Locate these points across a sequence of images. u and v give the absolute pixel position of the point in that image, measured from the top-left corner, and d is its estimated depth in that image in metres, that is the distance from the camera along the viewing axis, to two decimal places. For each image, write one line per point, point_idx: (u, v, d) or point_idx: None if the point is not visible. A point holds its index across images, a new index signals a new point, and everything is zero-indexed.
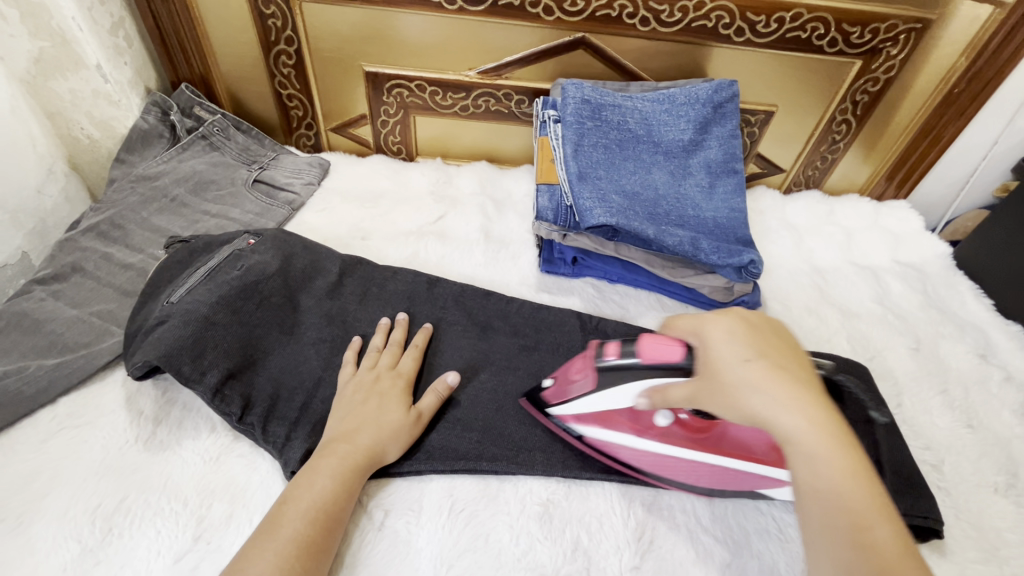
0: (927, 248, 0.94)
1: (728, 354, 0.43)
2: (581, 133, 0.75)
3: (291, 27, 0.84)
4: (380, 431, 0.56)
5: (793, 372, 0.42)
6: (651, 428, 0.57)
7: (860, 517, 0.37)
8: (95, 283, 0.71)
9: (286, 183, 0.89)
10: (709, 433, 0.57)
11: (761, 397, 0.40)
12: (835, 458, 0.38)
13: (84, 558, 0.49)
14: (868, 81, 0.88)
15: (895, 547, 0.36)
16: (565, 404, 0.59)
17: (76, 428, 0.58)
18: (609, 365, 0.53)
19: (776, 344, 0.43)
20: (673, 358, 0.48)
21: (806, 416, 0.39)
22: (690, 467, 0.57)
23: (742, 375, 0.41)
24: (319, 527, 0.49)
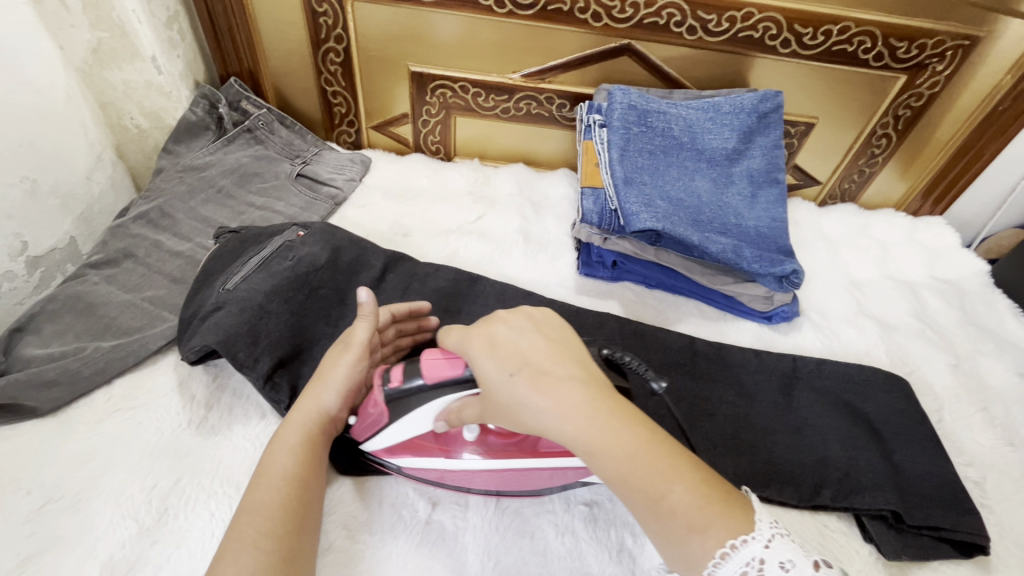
0: (965, 264, 0.93)
1: (495, 372, 0.45)
2: (627, 138, 0.76)
3: (342, 25, 0.85)
4: (320, 391, 0.53)
5: (558, 373, 0.44)
6: (465, 444, 0.55)
7: (653, 492, 0.40)
8: (145, 269, 0.73)
9: (329, 178, 0.90)
10: (523, 437, 0.54)
11: (536, 408, 0.43)
12: (616, 448, 0.41)
13: (140, 537, 0.50)
14: (912, 97, 0.88)
15: (690, 504, 0.40)
16: (375, 437, 0.55)
17: (130, 410, 0.59)
18: (396, 389, 0.52)
19: (541, 351, 0.46)
20: (457, 373, 0.50)
21: (576, 415, 0.42)
22: (521, 474, 0.55)
23: (512, 393, 0.44)
24: (288, 498, 0.47)
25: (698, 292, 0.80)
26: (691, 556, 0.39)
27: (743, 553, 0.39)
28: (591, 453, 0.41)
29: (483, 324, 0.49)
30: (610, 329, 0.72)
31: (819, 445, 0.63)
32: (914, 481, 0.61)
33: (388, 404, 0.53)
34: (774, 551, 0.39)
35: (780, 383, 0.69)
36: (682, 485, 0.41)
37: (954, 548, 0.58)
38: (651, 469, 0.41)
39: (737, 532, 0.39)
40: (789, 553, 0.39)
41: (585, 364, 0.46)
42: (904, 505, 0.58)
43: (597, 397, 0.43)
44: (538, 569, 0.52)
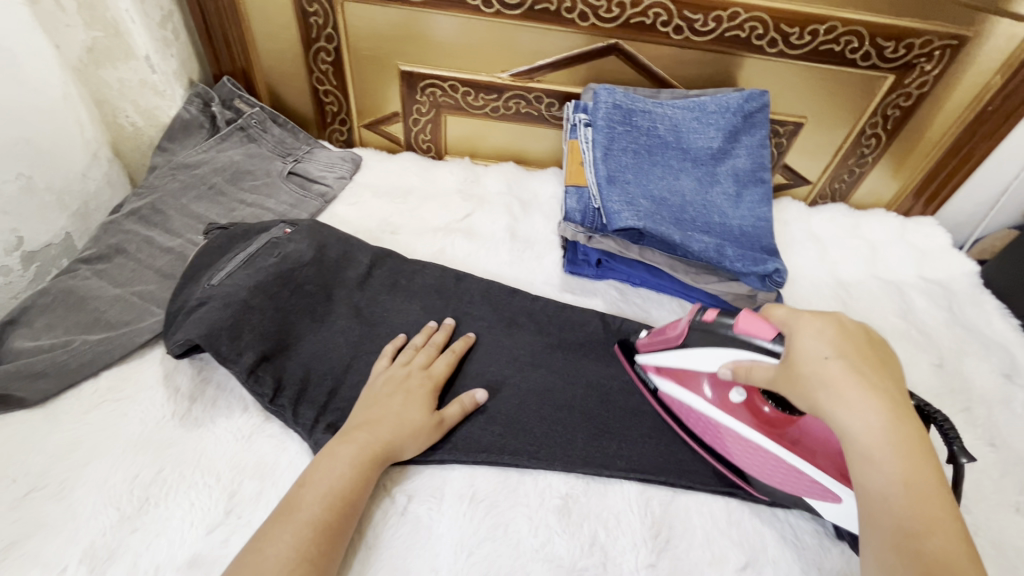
0: (953, 264, 0.93)
1: (812, 349, 0.47)
2: (611, 137, 0.76)
3: (332, 25, 0.86)
4: (401, 427, 0.57)
5: (887, 388, 0.45)
6: (723, 401, 0.60)
7: (915, 527, 0.40)
8: (136, 264, 0.74)
9: (320, 175, 0.91)
10: (784, 429, 0.57)
11: (827, 392, 0.45)
12: (893, 463, 0.42)
13: (122, 525, 0.51)
14: (901, 96, 0.88)
15: (947, 559, 0.38)
16: (654, 354, 0.65)
17: (116, 401, 0.60)
18: (704, 323, 0.59)
19: (864, 355, 0.47)
20: (764, 335, 0.52)
21: (881, 423, 0.43)
22: (747, 451, 0.58)
23: (824, 372, 0.46)
24: (336, 513, 0.50)
25: (682, 290, 0.80)
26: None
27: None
28: (869, 458, 0.43)
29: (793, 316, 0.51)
30: (593, 327, 0.73)
31: None
32: None
33: (686, 332, 0.61)
34: None
35: None
36: (942, 537, 0.40)
37: None
38: (922, 505, 0.41)
39: None
40: None
41: (903, 388, 0.46)
42: None
43: (903, 427, 0.43)
44: (510, 561, 0.53)
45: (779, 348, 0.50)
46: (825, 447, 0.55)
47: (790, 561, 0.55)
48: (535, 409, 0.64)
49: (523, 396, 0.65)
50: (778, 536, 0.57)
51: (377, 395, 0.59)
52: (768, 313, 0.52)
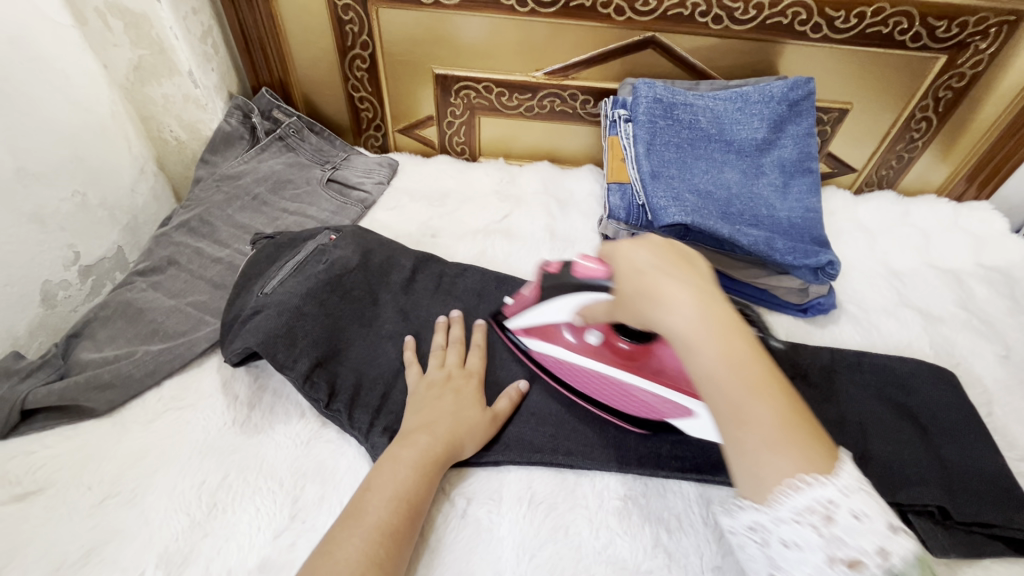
0: (1014, 250, 0.89)
1: (636, 259, 0.47)
2: (653, 132, 0.75)
3: (367, 33, 0.87)
4: (457, 426, 0.57)
5: (682, 274, 0.45)
6: (586, 348, 0.63)
7: (741, 403, 0.40)
8: (188, 276, 0.75)
9: (358, 181, 0.92)
10: (643, 362, 0.61)
11: (658, 291, 0.44)
12: (715, 345, 0.41)
13: (193, 530, 0.53)
14: (953, 77, 0.85)
15: (772, 421, 0.39)
16: (520, 316, 0.66)
17: (178, 409, 0.61)
18: (552, 276, 0.62)
19: (672, 251, 0.46)
20: (599, 278, 0.55)
21: (693, 312, 0.42)
22: (621, 389, 0.61)
23: (637, 279, 0.45)
24: (402, 517, 0.50)
25: (732, 286, 0.78)
26: (761, 470, 0.39)
27: (814, 492, 0.37)
28: (691, 347, 0.42)
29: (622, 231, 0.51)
30: None
31: (859, 439, 0.61)
32: (960, 475, 0.59)
33: (542, 289, 0.63)
34: (848, 500, 0.37)
35: (818, 376, 0.67)
36: (769, 405, 0.40)
37: (1008, 546, 0.56)
38: (744, 377, 0.40)
39: (815, 467, 0.38)
40: (863, 506, 0.37)
41: (711, 276, 0.46)
42: (953, 503, 0.56)
43: (711, 307, 0.42)
44: (574, 564, 0.52)
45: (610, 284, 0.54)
46: (677, 371, 0.59)
47: None
48: (588, 409, 0.64)
49: (574, 395, 0.65)
50: None
51: (423, 399, 0.60)
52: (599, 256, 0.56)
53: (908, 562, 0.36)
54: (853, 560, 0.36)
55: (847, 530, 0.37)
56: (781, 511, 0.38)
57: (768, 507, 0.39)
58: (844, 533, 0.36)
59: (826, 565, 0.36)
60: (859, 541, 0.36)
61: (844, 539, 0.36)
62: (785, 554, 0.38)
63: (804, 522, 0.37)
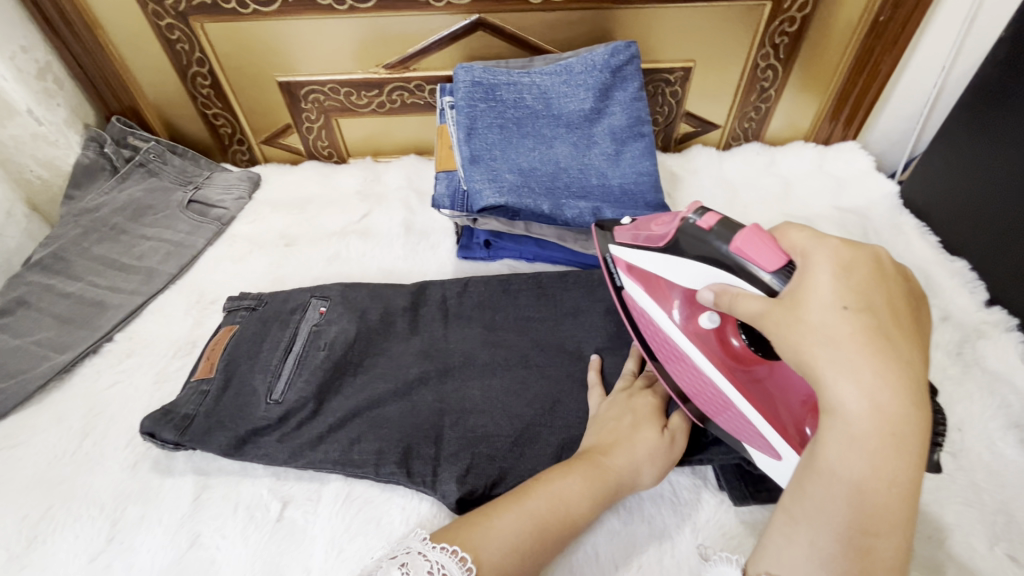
0: (872, 189, 0.89)
1: (826, 294, 0.39)
2: (473, 116, 0.75)
3: (198, 50, 0.87)
4: (637, 453, 0.53)
5: (904, 353, 0.37)
6: (690, 327, 0.55)
7: (873, 526, 0.36)
8: (37, 313, 0.76)
9: (218, 200, 0.92)
10: (747, 368, 0.54)
11: (832, 351, 0.37)
12: (881, 455, 0.35)
13: (10, 564, 0.54)
14: (785, 22, 0.84)
15: (892, 559, 0.35)
16: (630, 253, 0.59)
17: (10, 447, 0.63)
18: (697, 233, 0.51)
19: (894, 313, 0.38)
20: (765, 266, 0.45)
21: (885, 404, 0.35)
22: (700, 379, 0.55)
23: (829, 326, 0.38)
24: (558, 514, 0.48)
25: (575, 257, 0.79)
26: None
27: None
28: (857, 442, 0.36)
29: (819, 243, 0.43)
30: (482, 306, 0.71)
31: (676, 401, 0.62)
32: None
33: (674, 236, 0.53)
34: None
35: None
36: (897, 541, 0.36)
37: None
38: (888, 502, 0.35)
39: None
40: None
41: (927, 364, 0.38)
42: None
43: (911, 411, 0.35)
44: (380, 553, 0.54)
45: (779, 284, 0.44)
46: (785, 400, 0.51)
47: (666, 517, 0.55)
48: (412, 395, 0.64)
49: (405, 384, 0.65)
50: (656, 495, 0.57)
51: (604, 417, 0.57)
52: (776, 238, 0.45)
53: None
54: None
55: None
56: None
57: None
58: None
59: None
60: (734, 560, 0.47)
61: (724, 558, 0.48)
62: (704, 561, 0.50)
63: None
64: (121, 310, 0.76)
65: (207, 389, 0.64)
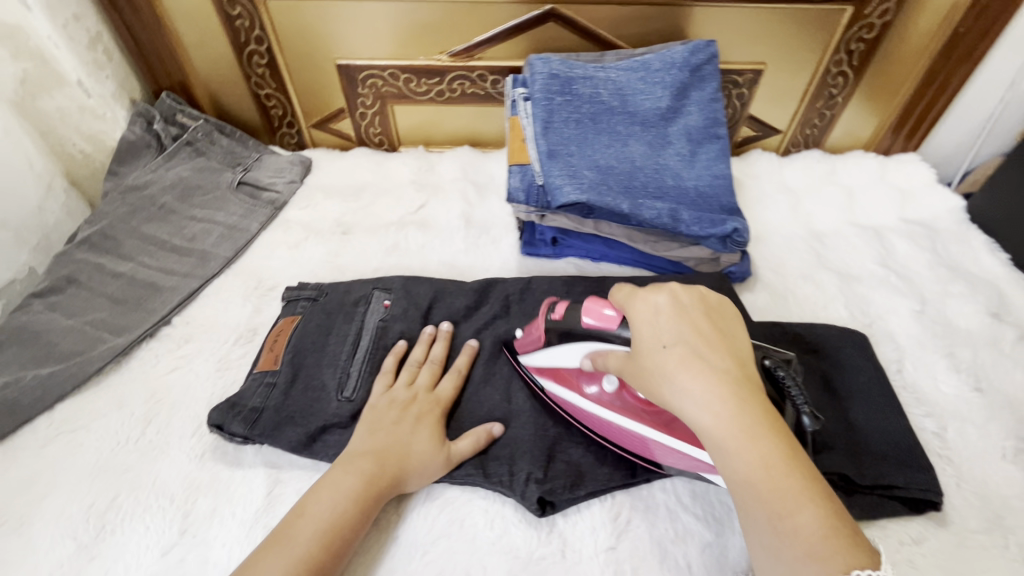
0: (937, 202, 0.88)
1: (650, 339, 0.46)
2: (550, 110, 0.73)
3: (259, 27, 0.84)
4: (407, 462, 0.54)
5: (718, 361, 0.43)
6: (603, 395, 0.57)
7: (783, 509, 0.38)
8: (89, 293, 0.74)
9: (269, 183, 0.89)
10: (663, 408, 0.54)
11: (672, 385, 0.43)
12: (746, 448, 0.40)
13: (79, 555, 0.52)
14: (863, 29, 0.83)
15: (818, 530, 0.37)
16: (532, 354, 0.61)
17: (71, 432, 0.60)
18: (554, 323, 0.58)
19: (703, 330, 0.45)
20: (611, 324, 0.52)
21: (726, 408, 0.41)
22: (636, 442, 0.55)
23: (661, 362, 0.44)
24: (328, 548, 0.48)
25: (644, 260, 0.78)
26: None
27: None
28: (720, 445, 0.40)
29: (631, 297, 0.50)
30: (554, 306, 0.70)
31: None
32: (865, 439, 0.58)
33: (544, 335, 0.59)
34: None
35: None
36: (813, 512, 0.37)
37: (905, 506, 0.55)
38: (781, 481, 0.39)
39: None
40: None
41: (742, 360, 0.44)
42: (851, 465, 0.55)
43: (747, 404, 0.41)
44: (467, 557, 0.52)
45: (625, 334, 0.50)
46: None
47: None
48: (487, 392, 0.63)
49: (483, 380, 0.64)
50: None
51: (377, 420, 0.57)
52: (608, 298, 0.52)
53: None
54: None
55: None
56: None
57: None
58: None
59: None
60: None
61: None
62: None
63: None
64: (177, 293, 0.74)
65: (275, 381, 0.62)
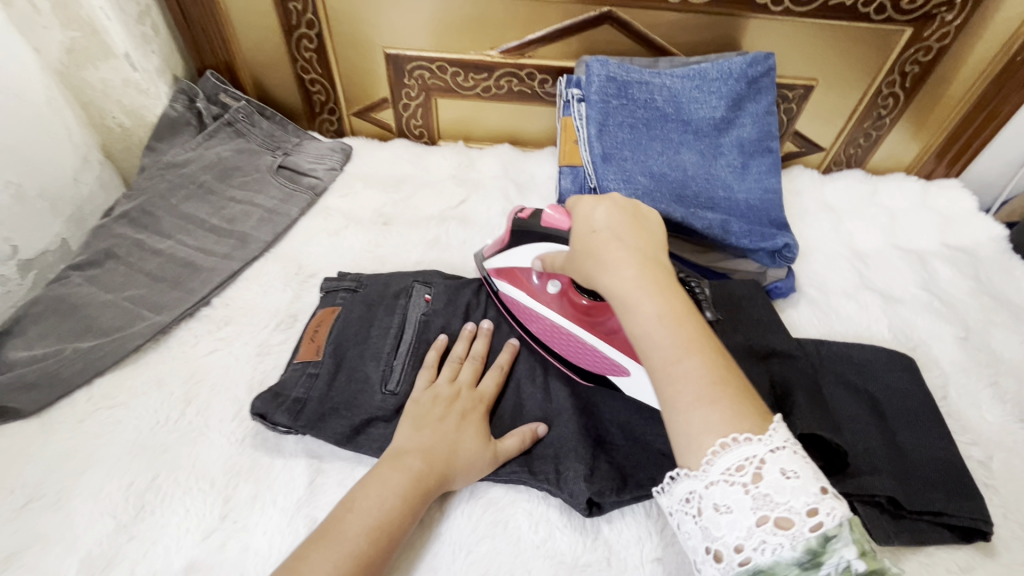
0: (979, 230, 0.87)
1: (589, 229, 0.51)
2: (606, 112, 0.72)
3: (312, 10, 0.83)
4: (455, 459, 0.53)
5: (637, 247, 0.48)
6: (546, 295, 0.63)
7: (674, 357, 0.42)
8: (127, 269, 0.73)
9: (310, 168, 0.89)
10: (595, 317, 0.61)
11: (597, 263, 0.48)
12: (650, 307, 0.44)
13: (118, 533, 0.51)
14: (919, 51, 0.82)
15: (700, 374, 0.41)
16: (493, 256, 0.67)
17: (110, 408, 0.60)
18: (520, 221, 0.62)
19: (631, 227, 0.51)
20: (565, 230, 0.57)
21: (636, 279, 0.46)
22: (564, 340, 0.62)
23: (592, 245, 0.50)
24: (377, 546, 0.46)
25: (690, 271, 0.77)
26: (690, 427, 0.40)
27: (740, 450, 0.38)
28: (627, 306, 0.45)
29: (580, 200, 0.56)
30: None
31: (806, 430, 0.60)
32: (914, 463, 0.57)
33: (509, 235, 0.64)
34: (776, 456, 0.37)
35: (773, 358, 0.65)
36: (699, 360, 0.42)
37: (955, 534, 0.54)
38: (679, 335, 0.43)
39: (743, 427, 0.39)
40: (794, 464, 0.37)
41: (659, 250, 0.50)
42: (902, 490, 0.54)
43: (659, 280, 0.46)
44: (511, 559, 0.52)
45: None
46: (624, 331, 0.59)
47: None
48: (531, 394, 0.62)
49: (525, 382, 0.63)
50: None
51: (422, 415, 0.56)
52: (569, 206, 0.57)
53: (840, 522, 0.35)
54: (781, 519, 0.35)
55: (775, 487, 0.36)
56: (715, 472, 0.38)
57: (701, 470, 0.39)
58: (770, 491, 0.36)
59: (755, 526, 0.36)
60: (788, 500, 0.35)
61: (770, 498, 0.36)
62: (717, 520, 0.37)
63: (733, 482, 0.37)
64: (217, 274, 0.73)
65: (316, 372, 0.61)
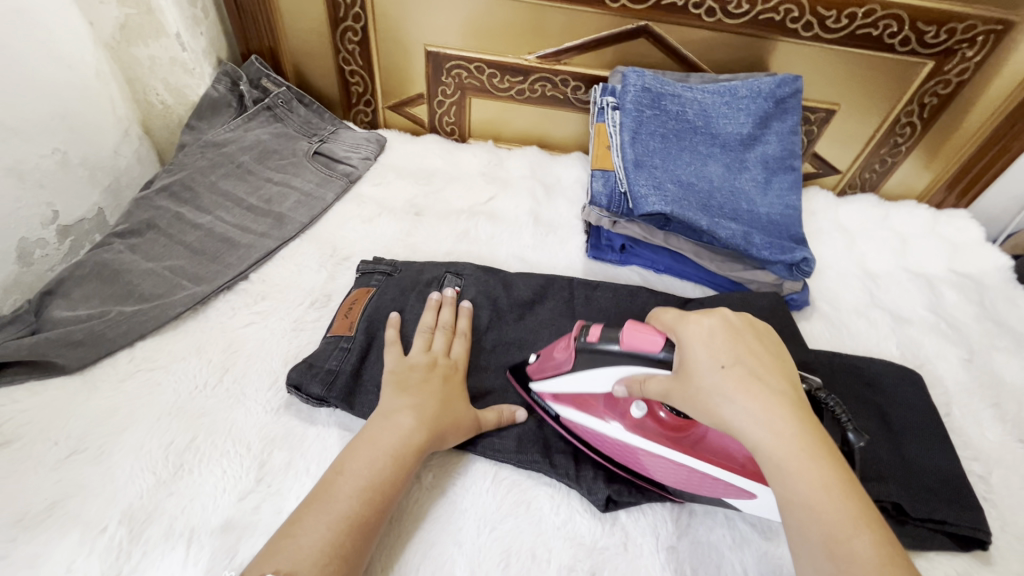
0: (986, 259, 0.91)
1: (702, 357, 0.45)
2: (639, 121, 0.76)
3: (359, 4, 0.86)
4: (445, 422, 0.55)
5: (773, 383, 0.44)
6: (625, 418, 0.56)
7: (837, 532, 0.38)
8: (167, 240, 0.75)
9: (345, 156, 0.91)
10: (686, 433, 0.54)
11: (731, 403, 0.43)
12: (807, 470, 0.40)
13: (158, 489, 0.53)
14: (939, 84, 0.86)
15: (875, 556, 0.37)
16: (546, 382, 0.60)
17: (151, 369, 0.62)
18: (587, 345, 0.54)
19: (754, 352, 0.46)
20: (654, 347, 0.49)
21: (782, 429, 0.41)
22: (659, 466, 0.54)
23: (714, 381, 0.44)
24: (372, 508, 0.48)
25: (708, 278, 0.80)
26: None
27: None
28: (783, 473, 0.40)
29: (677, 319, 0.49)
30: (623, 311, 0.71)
31: None
32: (918, 472, 0.60)
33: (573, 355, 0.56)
34: None
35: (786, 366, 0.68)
36: (867, 537, 0.38)
37: (954, 541, 0.57)
38: (840, 505, 0.39)
39: None
40: None
41: (791, 380, 0.45)
42: (906, 497, 0.57)
43: (804, 428, 0.42)
44: (533, 537, 0.54)
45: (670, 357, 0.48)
46: (729, 446, 0.52)
47: None
48: None
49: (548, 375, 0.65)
50: None
51: (403, 383, 0.58)
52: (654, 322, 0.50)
53: None
54: None
55: None
56: None
57: None
58: None
59: None
60: None
61: None
62: None
63: None
64: (254, 250, 0.76)
65: (350, 347, 0.63)
